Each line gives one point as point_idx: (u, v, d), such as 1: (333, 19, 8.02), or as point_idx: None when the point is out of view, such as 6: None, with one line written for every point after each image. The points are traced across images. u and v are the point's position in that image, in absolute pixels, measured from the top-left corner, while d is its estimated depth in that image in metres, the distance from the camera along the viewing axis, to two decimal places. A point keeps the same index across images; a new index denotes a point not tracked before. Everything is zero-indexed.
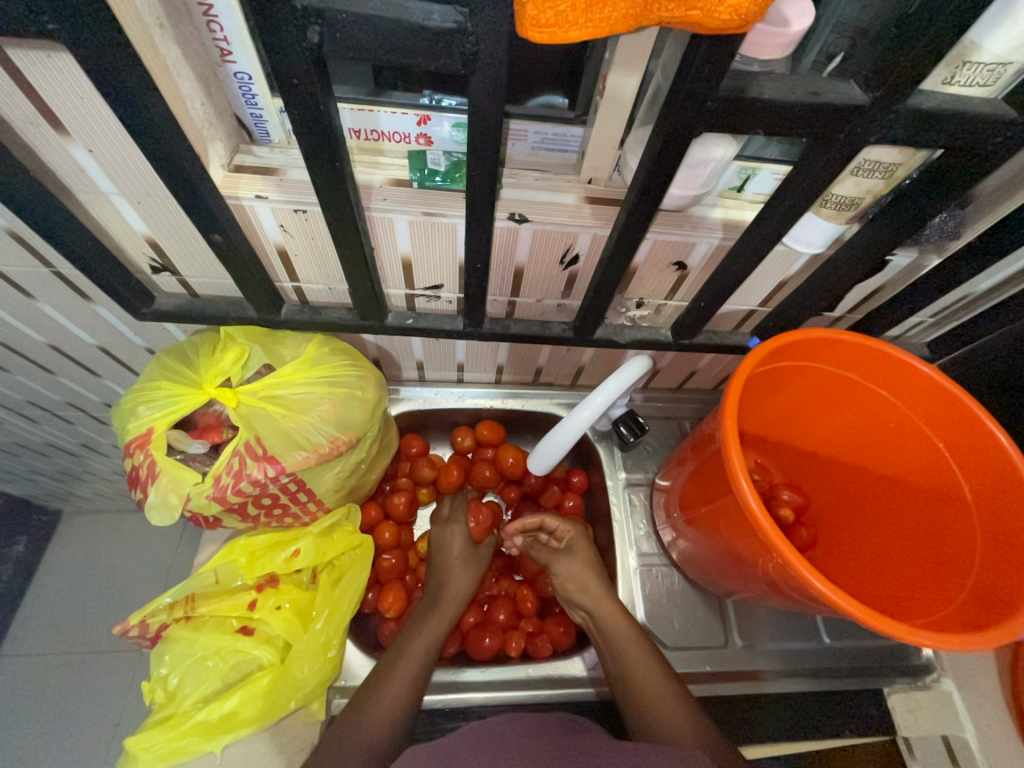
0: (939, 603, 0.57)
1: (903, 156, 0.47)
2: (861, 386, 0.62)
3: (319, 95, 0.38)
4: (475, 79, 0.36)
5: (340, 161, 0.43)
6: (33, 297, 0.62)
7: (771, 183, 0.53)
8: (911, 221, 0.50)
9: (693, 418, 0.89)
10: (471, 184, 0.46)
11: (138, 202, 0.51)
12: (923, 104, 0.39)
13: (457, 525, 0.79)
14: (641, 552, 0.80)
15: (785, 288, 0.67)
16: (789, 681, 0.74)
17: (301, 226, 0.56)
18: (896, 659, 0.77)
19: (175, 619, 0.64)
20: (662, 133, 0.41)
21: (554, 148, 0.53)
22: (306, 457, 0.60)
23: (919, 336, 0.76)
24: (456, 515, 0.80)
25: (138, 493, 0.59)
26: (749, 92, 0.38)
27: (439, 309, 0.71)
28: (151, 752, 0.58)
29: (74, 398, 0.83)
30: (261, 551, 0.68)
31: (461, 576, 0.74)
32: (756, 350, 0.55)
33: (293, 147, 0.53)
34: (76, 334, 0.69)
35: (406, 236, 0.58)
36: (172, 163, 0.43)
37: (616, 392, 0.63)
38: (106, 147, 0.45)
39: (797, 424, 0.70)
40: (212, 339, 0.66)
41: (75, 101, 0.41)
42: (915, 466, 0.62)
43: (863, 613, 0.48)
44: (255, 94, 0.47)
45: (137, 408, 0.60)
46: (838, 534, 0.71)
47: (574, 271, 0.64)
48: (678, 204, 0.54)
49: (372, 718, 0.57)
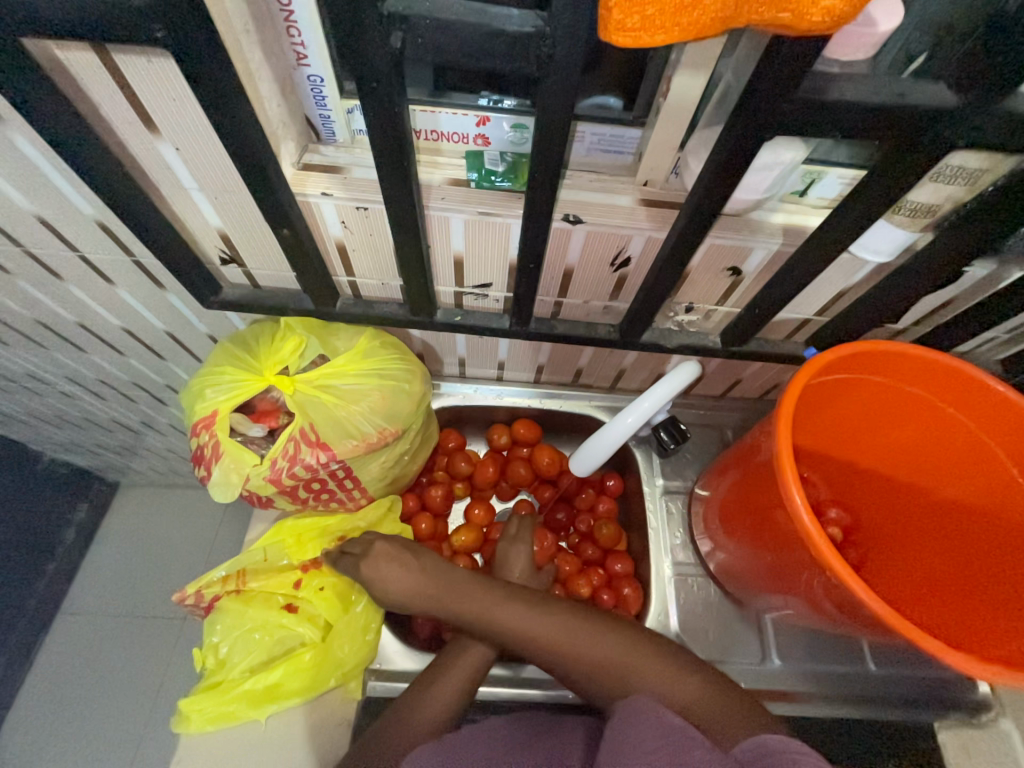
0: (1005, 635, 0.53)
1: (990, 162, 0.44)
2: (927, 402, 0.59)
3: (394, 97, 0.39)
4: (548, 81, 0.37)
5: (407, 160, 0.45)
6: (113, 283, 0.66)
7: (837, 188, 0.51)
8: (995, 231, 0.47)
9: (737, 427, 0.87)
10: (531, 185, 0.46)
11: (215, 197, 0.54)
12: (1020, 106, 0.37)
13: (523, 546, 0.75)
14: (677, 560, 0.79)
15: (845, 297, 0.64)
16: (829, 705, 0.71)
17: (361, 223, 0.58)
18: (949, 694, 0.72)
19: (227, 591, 0.67)
20: (732, 136, 0.40)
21: (611, 150, 0.53)
22: (355, 446, 0.62)
23: (990, 353, 0.71)
24: (524, 535, 0.75)
25: (201, 471, 0.63)
26: (828, 94, 0.37)
27: (486, 307, 0.72)
28: (202, 714, 0.62)
29: (140, 378, 0.89)
30: (308, 533, 0.71)
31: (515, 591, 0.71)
32: (813, 361, 0.54)
33: (357, 147, 0.55)
34: (147, 319, 0.74)
35: (460, 235, 0.59)
36: (253, 160, 0.45)
37: (663, 397, 0.63)
38: (192, 145, 0.48)
39: (852, 440, 0.67)
40: (271, 328, 0.70)
41: (168, 102, 0.44)
42: (983, 490, 0.58)
43: (926, 640, 0.46)
44: (326, 96, 0.49)
45: (203, 391, 0.64)
46: (891, 556, 0.68)
47: (624, 274, 0.63)
48: (739, 208, 0.53)
49: (419, 712, 0.58)
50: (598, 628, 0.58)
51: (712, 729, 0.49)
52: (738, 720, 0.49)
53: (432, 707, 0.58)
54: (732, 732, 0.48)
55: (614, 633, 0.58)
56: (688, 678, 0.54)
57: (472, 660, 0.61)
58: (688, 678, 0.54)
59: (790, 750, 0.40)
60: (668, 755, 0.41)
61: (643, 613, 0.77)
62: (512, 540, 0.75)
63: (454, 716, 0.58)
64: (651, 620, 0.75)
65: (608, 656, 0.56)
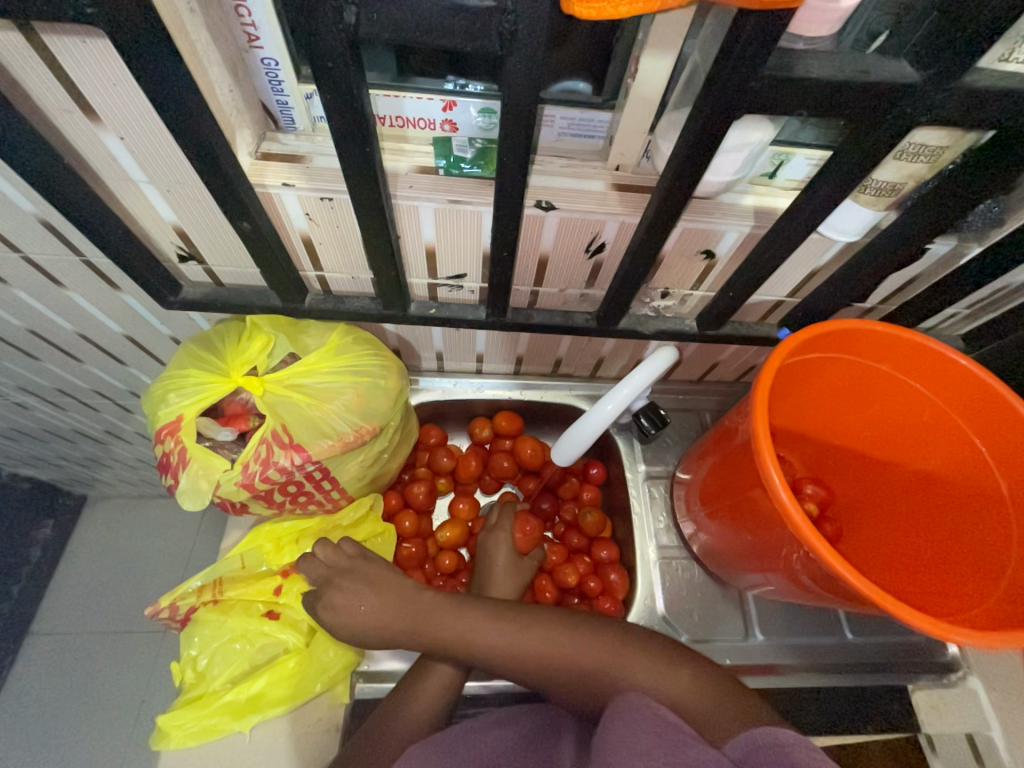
0: (971, 601, 0.56)
1: (951, 139, 0.45)
2: (893, 378, 0.61)
3: (353, 79, 0.37)
4: (512, 60, 0.35)
5: (371, 146, 0.43)
6: (63, 285, 0.63)
7: (805, 170, 0.52)
8: (955, 208, 0.48)
9: (715, 411, 0.88)
10: (501, 170, 0.45)
11: (167, 190, 0.51)
12: (978, 82, 0.38)
13: (503, 532, 0.77)
14: (661, 544, 0.80)
15: (816, 278, 0.65)
16: (810, 675, 0.73)
17: (327, 215, 0.56)
18: (921, 657, 0.75)
19: (204, 602, 0.65)
20: (701, 116, 0.39)
21: (582, 134, 0.52)
22: (331, 446, 0.60)
23: (952, 329, 0.74)
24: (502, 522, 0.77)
25: (168, 479, 0.60)
26: (795, 70, 0.37)
27: (461, 299, 0.70)
28: (182, 729, 0.60)
29: (100, 386, 0.85)
30: (287, 538, 0.70)
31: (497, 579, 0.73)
32: (786, 341, 0.54)
33: (319, 134, 0.52)
34: (103, 323, 0.70)
35: (431, 225, 0.58)
36: (205, 149, 0.43)
37: (642, 383, 0.63)
38: (138, 134, 0.45)
39: (824, 418, 0.69)
40: (237, 328, 0.67)
41: (108, 87, 0.41)
42: (947, 461, 0.61)
43: (901, 610, 0.47)
44: (282, 81, 0.47)
45: (167, 396, 0.61)
46: (864, 530, 0.70)
47: (599, 261, 0.63)
48: (709, 191, 0.53)
49: (406, 711, 0.58)
50: (588, 629, 0.58)
51: (706, 726, 0.49)
52: (732, 716, 0.49)
53: (415, 709, 0.58)
54: (725, 728, 0.48)
55: (606, 636, 0.58)
56: (676, 674, 0.54)
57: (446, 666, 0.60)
58: (681, 675, 0.54)
59: (783, 745, 0.40)
60: (663, 754, 0.41)
61: (630, 598, 0.77)
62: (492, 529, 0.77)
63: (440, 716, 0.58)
64: (638, 604, 0.76)
65: (598, 654, 0.56)
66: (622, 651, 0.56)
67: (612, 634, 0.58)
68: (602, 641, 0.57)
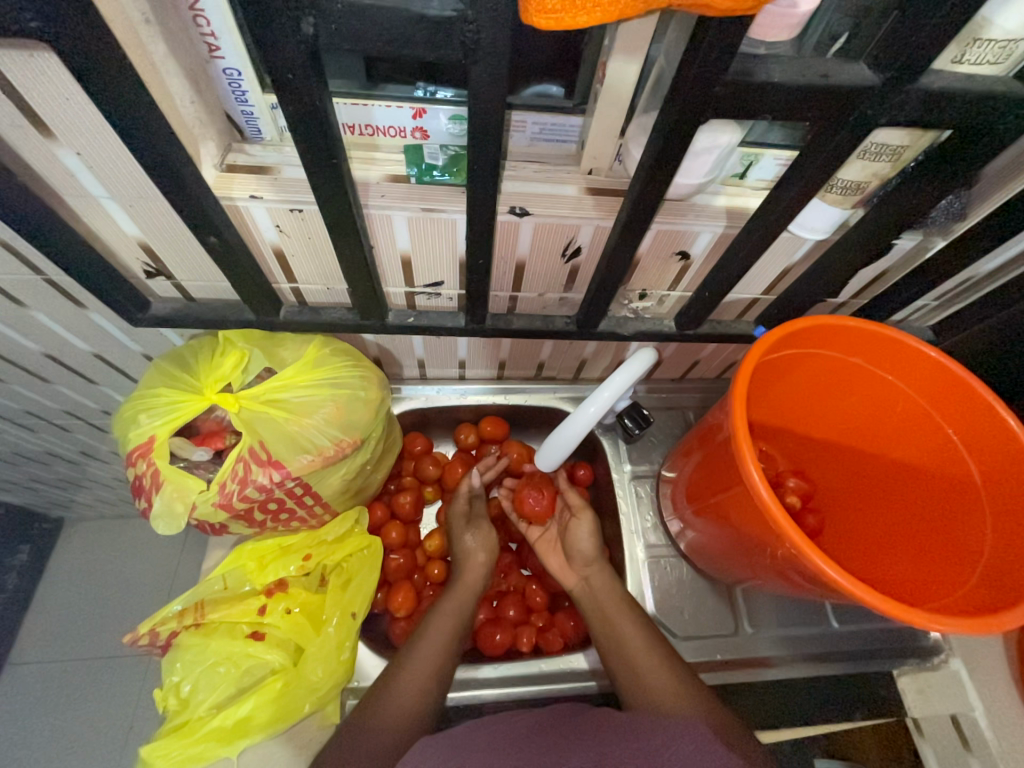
0: (949, 586, 0.57)
1: (911, 138, 0.46)
2: (866, 371, 0.62)
3: (315, 89, 0.37)
4: (477, 68, 0.35)
5: (337, 154, 0.42)
6: (25, 306, 0.60)
7: (773, 170, 0.52)
8: (917, 205, 0.49)
9: (697, 408, 0.89)
10: (472, 177, 0.45)
11: (130, 205, 0.50)
12: (934, 83, 0.38)
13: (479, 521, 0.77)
14: (649, 543, 0.81)
15: (790, 275, 0.67)
16: (796, 665, 0.74)
17: (298, 226, 0.54)
18: (906, 642, 0.77)
19: (186, 626, 0.64)
20: (669, 121, 0.40)
21: (553, 138, 0.52)
22: (311, 461, 0.59)
23: (922, 320, 0.76)
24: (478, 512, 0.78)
25: (142, 502, 0.59)
26: (757, 75, 0.37)
27: (440, 306, 0.70)
28: (167, 759, 0.58)
29: (71, 406, 0.82)
30: (270, 556, 0.68)
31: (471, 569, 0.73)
32: (761, 340, 0.55)
33: (287, 145, 0.51)
34: (70, 342, 0.68)
35: (405, 233, 0.57)
36: (166, 165, 0.42)
37: (622, 386, 0.62)
38: (96, 150, 0.43)
39: (803, 412, 0.70)
40: (211, 343, 0.65)
41: (61, 103, 0.39)
42: (921, 450, 0.62)
43: (877, 600, 0.48)
44: (245, 91, 0.46)
45: (137, 416, 0.60)
46: (845, 519, 0.71)
47: (577, 264, 0.63)
48: (682, 193, 0.53)
49: (397, 707, 0.56)
50: (637, 644, 0.63)
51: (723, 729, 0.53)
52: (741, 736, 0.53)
53: (410, 692, 0.57)
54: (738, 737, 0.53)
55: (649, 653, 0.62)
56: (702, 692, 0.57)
57: (437, 648, 0.62)
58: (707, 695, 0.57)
59: None
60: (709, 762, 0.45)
61: None
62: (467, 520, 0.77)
63: (432, 710, 0.57)
64: None
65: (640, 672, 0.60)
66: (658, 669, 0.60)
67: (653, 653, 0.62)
68: (646, 659, 0.61)
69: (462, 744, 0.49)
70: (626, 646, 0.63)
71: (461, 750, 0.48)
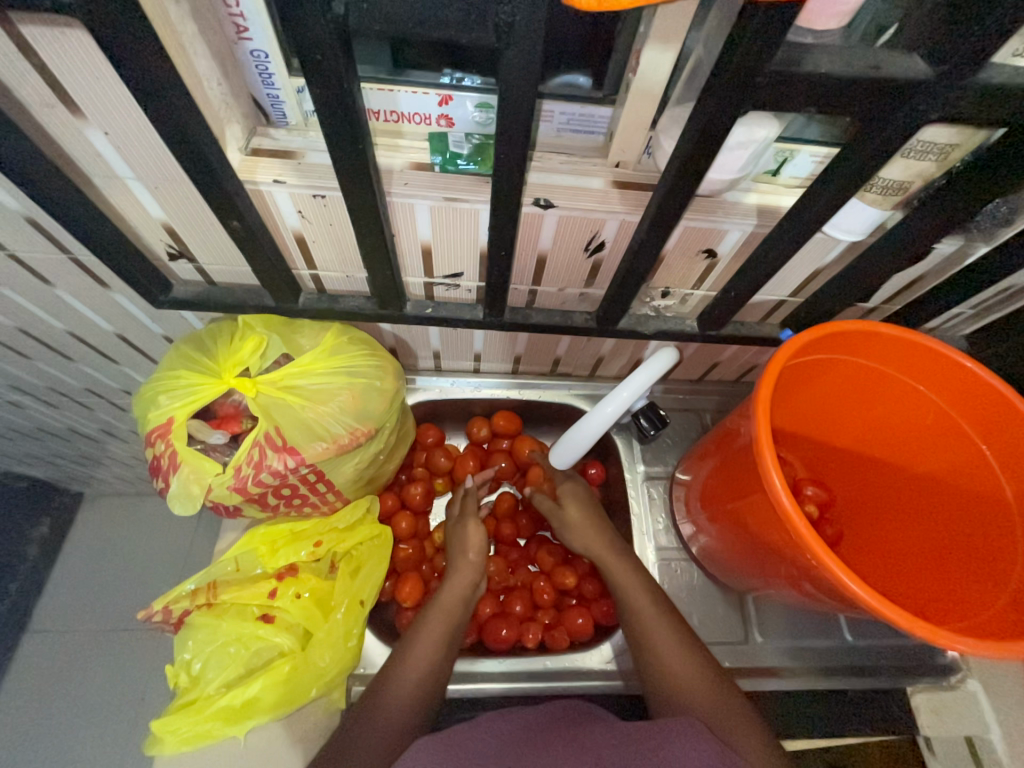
0: (974, 607, 0.55)
1: (961, 136, 0.44)
2: (895, 379, 0.60)
3: (343, 72, 0.36)
4: (509, 53, 0.34)
5: (362, 140, 0.41)
6: (51, 284, 0.61)
7: (810, 167, 0.50)
8: (961, 209, 0.47)
9: (715, 411, 0.87)
10: (497, 167, 0.44)
11: (155, 187, 0.50)
12: (993, 77, 0.36)
13: (471, 522, 0.74)
14: (659, 545, 0.80)
15: (819, 278, 0.65)
16: (806, 677, 0.73)
17: (320, 212, 0.54)
18: (920, 658, 0.75)
19: (197, 605, 0.65)
20: (706, 112, 0.38)
21: (582, 129, 0.51)
22: (325, 448, 0.59)
23: (956, 329, 0.73)
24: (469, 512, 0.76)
25: (159, 482, 0.59)
26: (802, 65, 0.36)
27: (458, 298, 0.69)
28: (176, 734, 0.59)
29: (93, 384, 0.83)
30: (282, 541, 0.69)
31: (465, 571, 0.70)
32: (789, 344, 0.53)
33: (311, 130, 0.51)
34: (93, 322, 0.69)
35: (427, 223, 0.56)
36: (193, 147, 0.41)
37: (641, 385, 0.61)
38: (124, 129, 0.43)
39: (826, 419, 0.68)
40: (230, 328, 0.66)
41: (91, 82, 0.39)
42: (949, 464, 0.60)
43: (901, 620, 0.46)
44: (272, 73, 0.45)
45: (157, 397, 0.60)
46: (864, 531, 0.69)
47: (599, 259, 0.62)
48: (713, 189, 0.51)
49: (394, 708, 0.55)
50: (667, 637, 0.61)
51: (731, 739, 0.52)
52: (756, 742, 0.52)
53: (409, 692, 0.57)
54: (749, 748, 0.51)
55: (679, 643, 0.61)
56: (728, 692, 0.56)
57: (433, 649, 0.61)
58: (738, 701, 0.56)
59: None
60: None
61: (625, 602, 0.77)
62: (462, 520, 0.75)
63: (429, 708, 0.57)
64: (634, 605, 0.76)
65: (663, 658, 0.60)
66: (686, 661, 0.59)
67: (682, 645, 0.60)
68: (678, 651, 0.60)
69: (465, 737, 0.49)
70: (652, 626, 0.62)
71: (464, 746, 0.48)
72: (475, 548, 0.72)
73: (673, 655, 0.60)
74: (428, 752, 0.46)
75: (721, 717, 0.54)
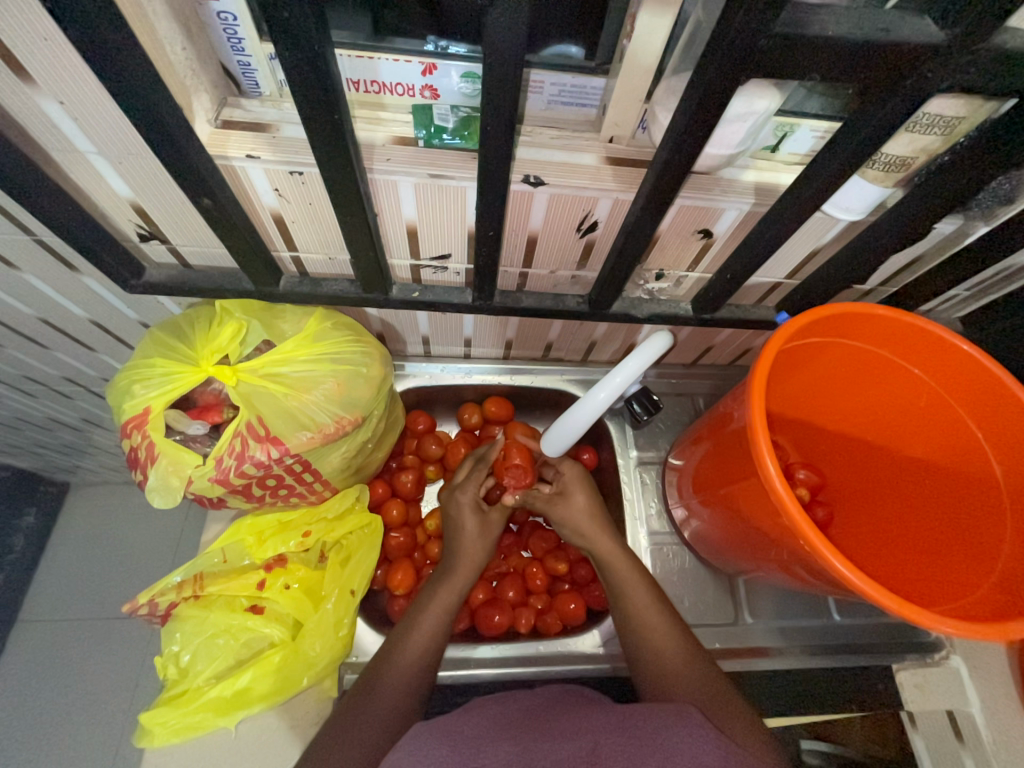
0: (961, 589, 0.55)
1: (968, 109, 0.42)
2: (892, 363, 0.59)
3: (313, 33, 0.33)
4: (493, 13, 0.32)
5: (338, 109, 0.39)
6: (17, 269, 0.58)
7: (809, 143, 0.48)
8: (966, 187, 0.45)
9: (708, 394, 0.87)
10: (484, 140, 0.41)
11: (119, 163, 0.47)
12: (1007, 43, 0.34)
13: (463, 493, 0.73)
14: (651, 530, 0.80)
15: (816, 259, 0.63)
16: (794, 656, 0.74)
17: (298, 190, 0.51)
18: (905, 636, 0.77)
19: (184, 598, 0.63)
20: (705, 79, 0.36)
21: (574, 102, 0.48)
22: (310, 438, 0.58)
23: (952, 311, 0.72)
24: (462, 484, 0.74)
25: (138, 475, 0.57)
26: (809, 28, 0.33)
27: (446, 282, 0.67)
28: (165, 726, 0.59)
29: (71, 373, 0.81)
30: (269, 531, 0.67)
31: (463, 545, 0.70)
32: (784, 327, 0.52)
33: (286, 101, 0.48)
34: (66, 308, 0.66)
35: (411, 201, 0.54)
36: (155, 118, 0.38)
37: (634, 371, 0.59)
38: (80, 98, 0.40)
39: (820, 403, 0.68)
40: (208, 314, 0.63)
41: (38, 44, 0.36)
42: (942, 449, 0.60)
43: (893, 602, 0.46)
44: (242, 38, 0.42)
45: (132, 387, 0.58)
46: (854, 514, 0.70)
47: (591, 240, 0.60)
48: (709, 165, 0.49)
49: (385, 699, 0.55)
50: (654, 625, 0.61)
51: (718, 718, 0.52)
52: (741, 719, 0.52)
53: (399, 682, 0.56)
54: (734, 725, 0.51)
55: (662, 628, 0.61)
56: (714, 676, 0.56)
57: (422, 640, 0.60)
58: (724, 684, 0.56)
59: None
60: (720, 755, 0.42)
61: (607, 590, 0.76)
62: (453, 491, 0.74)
63: (420, 696, 0.57)
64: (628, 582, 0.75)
65: (653, 646, 0.60)
66: (673, 647, 0.59)
67: (668, 630, 0.60)
68: (663, 635, 0.60)
69: (456, 725, 0.49)
70: (642, 617, 0.62)
71: (457, 733, 0.47)
72: (469, 521, 0.72)
73: (662, 641, 0.60)
74: (422, 739, 0.46)
75: (707, 700, 0.54)
